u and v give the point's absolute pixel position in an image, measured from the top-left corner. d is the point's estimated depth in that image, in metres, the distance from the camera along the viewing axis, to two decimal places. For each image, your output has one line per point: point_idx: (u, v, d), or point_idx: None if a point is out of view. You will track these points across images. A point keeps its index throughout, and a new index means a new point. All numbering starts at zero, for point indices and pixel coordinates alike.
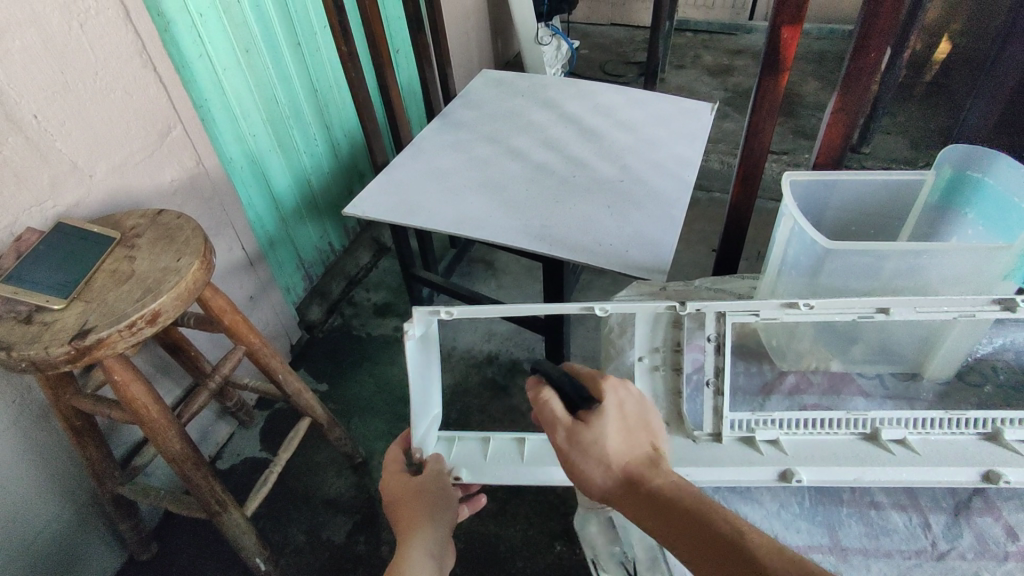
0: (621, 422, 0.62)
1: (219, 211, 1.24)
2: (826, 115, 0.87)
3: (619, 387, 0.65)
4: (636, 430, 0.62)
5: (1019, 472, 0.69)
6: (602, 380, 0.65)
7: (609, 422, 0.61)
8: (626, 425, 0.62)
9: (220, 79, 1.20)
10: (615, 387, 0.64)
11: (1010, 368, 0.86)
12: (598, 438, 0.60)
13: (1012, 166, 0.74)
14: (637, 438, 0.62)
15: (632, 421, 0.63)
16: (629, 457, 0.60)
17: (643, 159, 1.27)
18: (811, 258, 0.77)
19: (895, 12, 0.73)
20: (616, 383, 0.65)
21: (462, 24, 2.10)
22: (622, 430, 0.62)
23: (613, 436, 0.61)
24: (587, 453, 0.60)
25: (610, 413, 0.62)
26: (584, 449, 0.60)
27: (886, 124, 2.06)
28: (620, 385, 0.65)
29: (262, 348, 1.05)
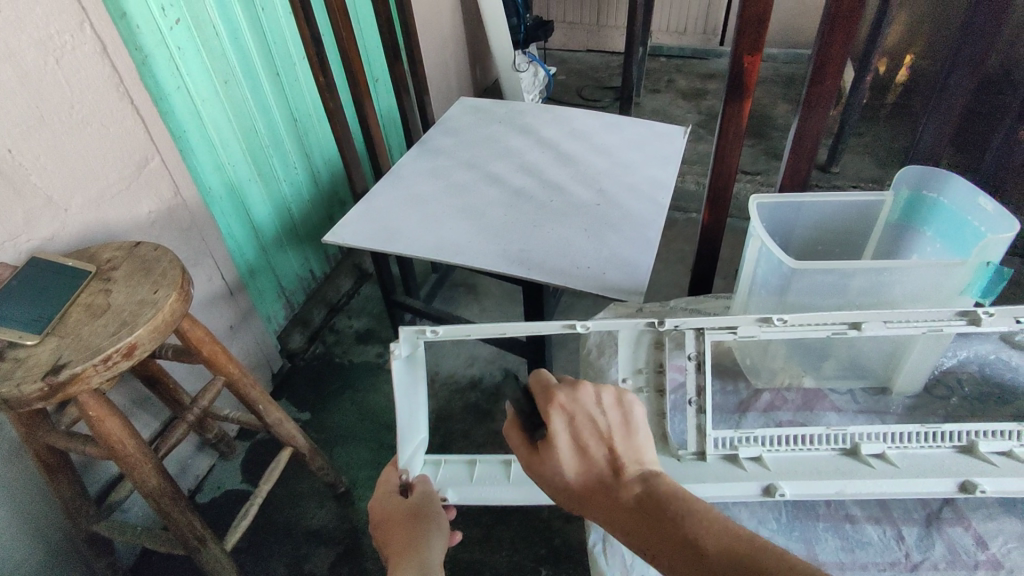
0: (577, 438, 0.60)
1: (197, 241, 1.24)
2: (790, 139, 0.91)
3: (567, 400, 0.61)
4: (593, 440, 0.60)
5: (996, 482, 0.70)
6: (548, 406, 0.60)
7: (559, 449, 0.59)
8: (580, 446, 0.60)
9: (198, 110, 1.20)
10: (561, 403, 0.60)
11: (974, 380, 0.89)
12: (554, 469, 0.60)
13: (964, 185, 0.78)
14: (596, 450, 0.59)
15: (586, 438, 0.60)
16: (591, 474, 0.59)
17: (618, 183, 1.30)
18: (779, 277, 0.79)
19: (847, 42, 0.77)
20: (562, 398, 0.61)
21: (441, 52, 2.14)
22: (578, 447, 0.60)
23: (569, 460, 0.59)
24: (551, 481, 0.60)
25: (558, 439, 0.59)
26: (547, 478, 0.61)
27: (853, 144, 2.13)
28: (566, 397, 0.61)
29: (242, 378, 1.04)
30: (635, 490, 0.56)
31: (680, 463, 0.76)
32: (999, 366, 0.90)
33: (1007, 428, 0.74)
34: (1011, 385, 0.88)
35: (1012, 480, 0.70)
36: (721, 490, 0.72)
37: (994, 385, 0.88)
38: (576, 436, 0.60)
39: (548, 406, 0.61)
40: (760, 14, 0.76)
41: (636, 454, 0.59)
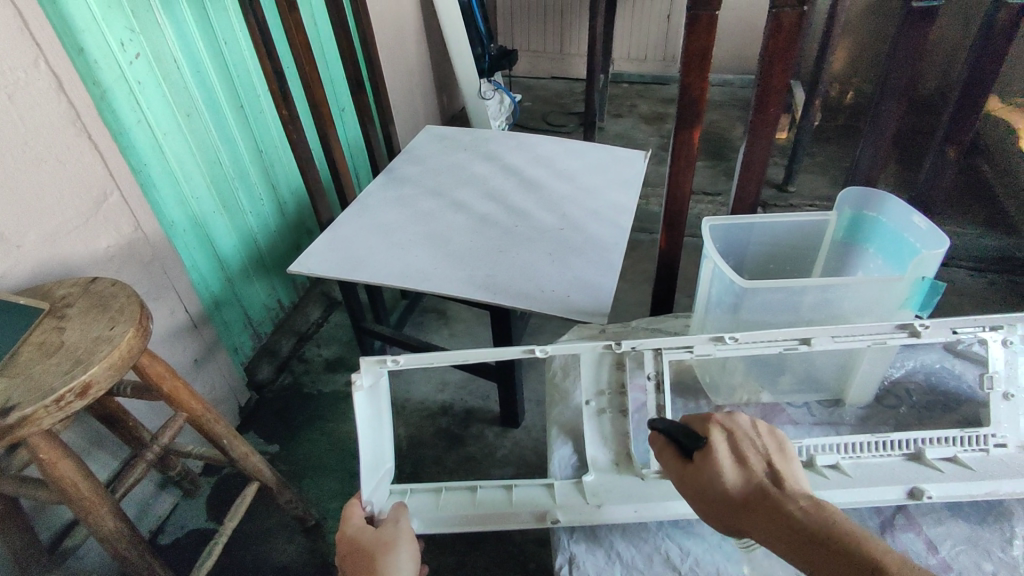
0: (736, 451, 0.61)
1: (159, 275, 1.23)
2: (739, 164, 0.95)
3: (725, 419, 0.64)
4: (752, 455, 0.60)
5: (941, 488, 0.73)
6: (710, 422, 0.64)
7: (718, 455, 0.60)
8: (740, 457, 0.60)
9: (159, 143, 1.20)
10: (720, 420, 0.64)
11: (922, 389, 0.93)
12: (711, 474, 0.60)
13: (900, 205, 0.83)
14: (755, 464, 0.60)
15: (744, 452, 0.61)
16: (749, 483, 0.58)
17: (581, 207, 1.33)
18: (732, 297, 0.82)
19: (785, 73, 0.81)
20: (720, 417, 0.64)
21: (407, 81, 2.17)
22: (736, 459, 0.60)
23: (728, 467, 0.60)
24: (708, 491, 0.60)
25: (717, 446, 0.61)
26: (702, 486, 0.60)
27: (808, 164, 2.21)
28: (725, 416, 0.64)
29: (204, 413, 1.01)
30: (801, 501, 0.55)
31: (644, 481, 0.77)
32: (945, 374, 0.94)
33: (952, 434, 0.77)
34: (955, 393, 0.92)
35: (954, 485, 0.73)
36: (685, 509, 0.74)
37: (940, 393, 0.92)
38: (735, 450, 0.61)
39: (706, 423, 0.64)
40: (704, 48, 0.81)
41: (795, 477, 0.59)
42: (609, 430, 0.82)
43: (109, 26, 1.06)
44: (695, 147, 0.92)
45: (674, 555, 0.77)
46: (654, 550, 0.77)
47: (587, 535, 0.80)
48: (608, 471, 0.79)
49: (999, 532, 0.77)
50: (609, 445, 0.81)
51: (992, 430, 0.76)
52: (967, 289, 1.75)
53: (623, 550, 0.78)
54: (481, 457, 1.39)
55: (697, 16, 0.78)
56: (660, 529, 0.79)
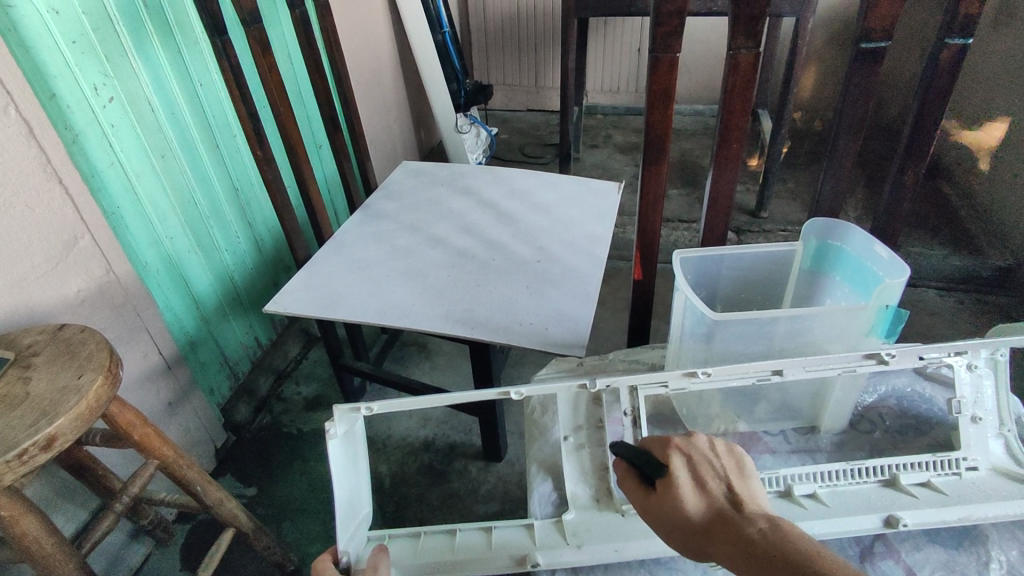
0: (695, 477, 0.62)
1: (131, 317, 1.21)
2: (707, 198, 0.97)
3: (682, 442, 0.65)
4: (711, 479, 0.61)
5: (915, 515, 0.74)
6: (669, 447, 0.64)
7: (679, 484, 0.61)
8: (700, 481, 0.61)
9: (133, 184, 1.19)
10: (678, 445, 0.65)
11: (894, 414, 0.95)
12: (674, 501, 0.60)
13: (862, 235, 0.86)
14: (714, 488, 0.60)
15: (703, 476, 0.61)
16: (709, 509, 0.59)
17: (557, 239, 1.34)
18: (704, 329, 0.83)
19: (744, 110, 0.84)
20: (678, 441, 0.65)
21: (384, 117, 2.20)
22: (696, 484, 0.61)
23: (689, 495, 0.60)
24: (670, 517, 0.60)
25: (677, 474, 0.62)
26: (665, 516, 0.60)
27: (779, 190, 2.27)
28: (683, 440, 0.65)
29: (177, 459, 0.99)
30: (760, 523, 0.56)
31: (624, 517, 0.78)
32: (916, 398, 0.97)
33: (926, 459, 0.79)
34: (926, 415, 0.94)
35: (930, 512, 0.74)
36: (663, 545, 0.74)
37: (912, 416, 0.94)
38: (695, 475, 0.62)
39: (666, 448, 0.65)
40: (666, 88, 0.84)
41: (752, 496, 0.60)
42: (588, 463, 0.83)
43: (83, 71, 1.06)
44: (662, 182, 0.94)
45: None
46: None
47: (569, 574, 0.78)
48: (588, 507, 0.79)
49: (976, 556, 0.78)
50: (589, 482, 0.82)
51: (963, 453, 0.78)
52: (938, 308, 1.80)
53: None
54: (465, 493, 1.37)
55: (659, 58, 0.81)
56: (641, 567, 0.78)
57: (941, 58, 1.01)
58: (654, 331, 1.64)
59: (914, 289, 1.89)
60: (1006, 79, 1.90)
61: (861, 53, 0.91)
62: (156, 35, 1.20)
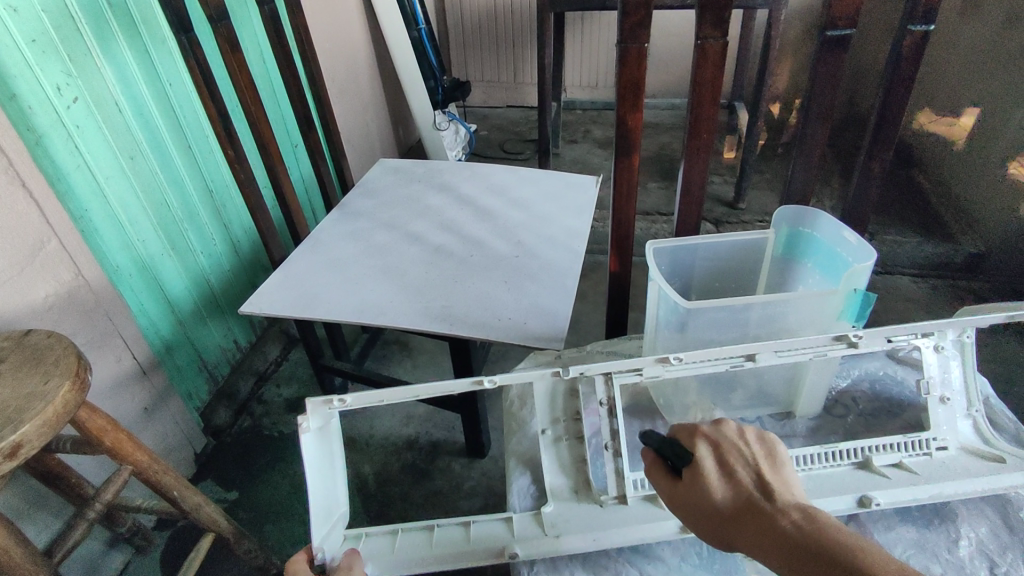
0: (723, 465, 0.62)
1: (103, 321, 1.18)
2: (680, 189, 0.97)
3: (711, 431, 0.65)
4: (739, 467, 0.61)
5: (887, 495, 0.75)
6: (697, 436, 0.64)
7: (705, 472, 0.61)
8: (728, 470, 0.61)
9: (101, 188, 1.17)
10: (706, 433, 0.65)
11: (867, 397, 0.97)
12: (700, 490, 0.60)
13: (831, 221, 0.88)
14: (743, 476, 0.60)
15: (731, 464, 0.61)
16: (737, 497, 0.59)
17: (535, 233, 1.34)
18: (678, 318, 0.84)
19: (713, 100, 0.85)
20: (706, 429, 0.65)
21: (361, 115, 2.18)
22: (724, 472, 0.61)
23: (716, 483, 0.60)
24: (696, 506, 0.60)
25: (704, 462, 0.62)
26: (692, 504, 0.61)
27: (757, 181, 2.29)
28: (711, 428, 0.65)
29: (152, 464, 0.97)
30: (788, 510, 0.56)
31: (602, 508, 0.77)
32: (888, 381, 0.98)
33: (897, 440, 0.80)
34: (898, 398, 0.96)
35: (902, 490, 0.75)
36: (642, 532, 0.74)
37: (885, 399, 0.96)
38: (723, 463, 0.62)
39: (693, 437, 0.65)
40: (636, 79, 0.84)
41: (783, 484, 0.59)
42: (567, 456, 0.83)
43: (45, 71, 1.04)
44: (635, 174, 0.95)
45: None
46: None
47: (547, 566, 0.78)
48: (567, 500, 0.79)
49: (946, 533, 0.80)
50: (568, 473, 0.82)
51: (933, 433, 0.80)
52: (912, 295, 1.83)
53: None
54: (448, 490, 1.37)
55: (627, 49, 0.82)
56: (619, 556, 0.79)
57: (903, 46, 1.03)
58: (635, 324, 1.64)
59: (889, 276, 1.92)
60: (975, 68, 1.93)
61: (827, 41, 0.92)
62: (121, 33, 1.17)
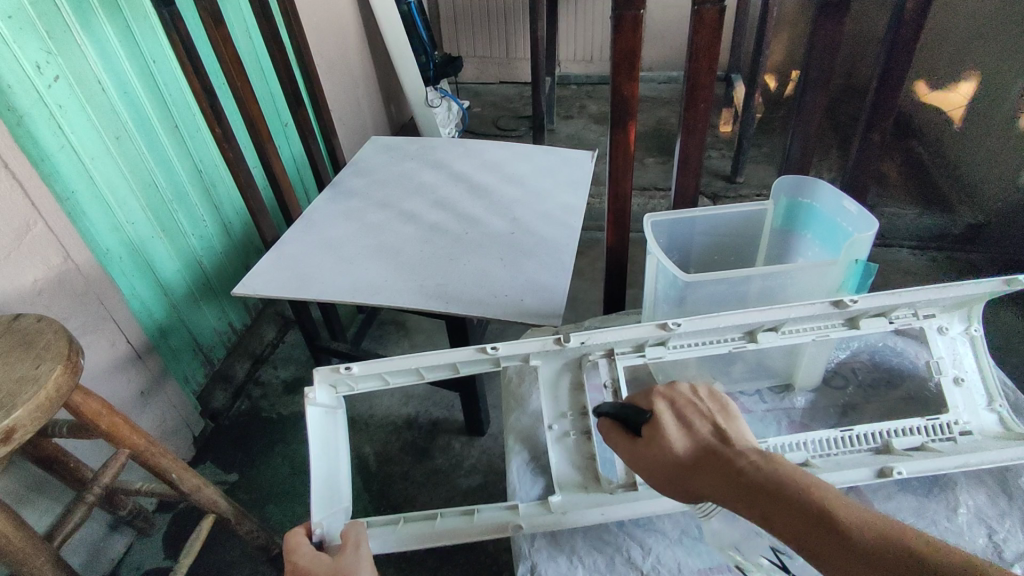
0: (682, 420, 0.62)
1: (96, 305, 1.17)
2: (677, 159, 0.95)
3: (667, 390, 0.66)
4: (697, 419, 0.62)
5: (911, 466, 0.71)
6: (651, 395, 0.65)
7: (664, 426, 0.61)
8: (685, 423, 0.61)
9: (87, 167, 1.15)
10: (663, 393, 0.66)
11: (866, 368, 0.98)
12: (662, 445, 0.60)
13: (831, 191, 0.87)
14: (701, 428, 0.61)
15: (688, 417, 0.62)
16: (700, 449, 0.59)
17: (531, 210, 1.32)
18: (677, 292, 0.83)
19: (711, 68, 0.83)
20: (662, 390, 0.66)
21: (352, 92, 2.14)
22: (683, 425, 0.61)
23: (675, 436, 0.60)
24: (659, 461, 0.60)
25: (661, 417, 0.62)
26: (652, 460, 0.61)
27: (754, 154, 2.27)
28: (667, 389, 0.66)
29: (150, 447, 0.96)
30: (748, 454, 0.55)
31: (612, 497, 0.74)
32: (888, 352, 0.99)
33: (917, 424, 0.78)
34: (897, 368, 0.97)
35: (924, 461, 0.72)
36: (651, 506, 0.72)
37: (883, 370, 0.97)
38: (682, 417, 0.62)
39: (649, 397, 0.66)
40: (631, 48, 0.82)
41: (740, 433, 0.60)
42: (576, 455, 0.77)
43: (23, 48, 1.01)
44: (631, 145, 0.93)
45: (636, 555, 0.77)
46: (616, 551, 0.77)
47: (548, 541, 0.78)
48: (575, 490, 0.75)
49: (945, 501, 0.81)
50: (577, 468, 0.77)
51: (954, 417, 0.77)
52: (911, 267, 1.82)
53: (585, 554, 0.77)
54: (448, 469, 1.37)
55: (622, 16, 0.79)
56: (620, 530, 0.79)
57: (905, 10, 1.00)
58: (633, 299, 1.64)
59: (888, 249, 1.91)
60: (977, 32, 1.89)
61: None
62: (101, 8, 1.14)
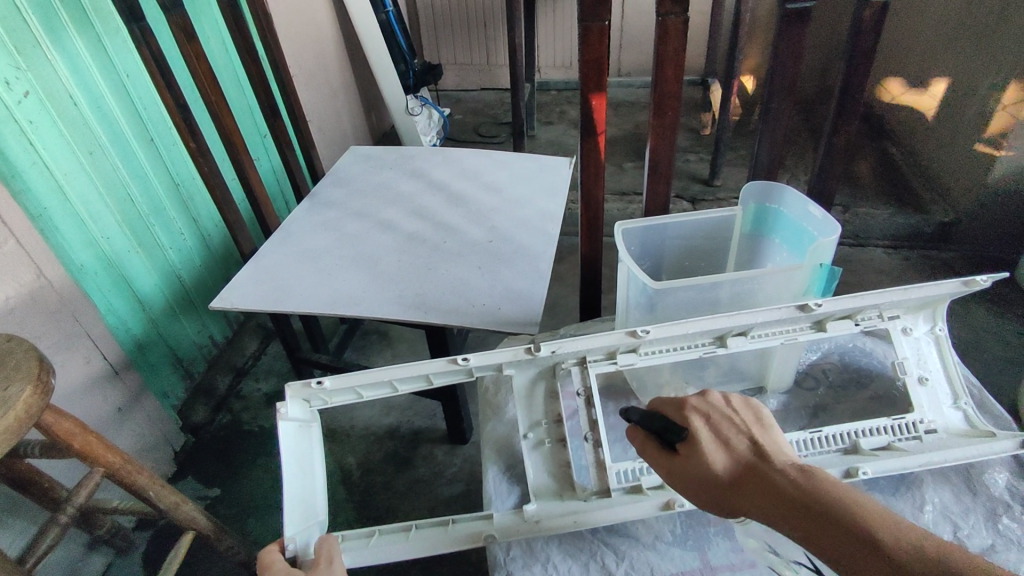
0: (719, 435, 0.62)
1: (70, 322, 1.16)
2: (647, 166, 0.96)
3: (699, 402, 0.65)
4: (733, 434, 0.61)
5: (876, 465, 0.73)
6: (685, 408, 0.64)
7: (703, 443, 0.61)
8: (723, 439, 0.61)
9: (60, 184, 1.14)
10: (695, 404, 0.65)
11: (836, 370, 1.00)
12: (702, 464, 0.60)
13: (797, 196, 0.88)
14: (739, 444, 0.60)
15: (725, 431, 0.62)
16: (740, 467, 0.59)
17: (508, 218, 1.33)
18: (647, 299, 0.84)
19: (677, 78, 0.85)
20: (694, 402, 0.65)
21: (332, 102, 2.14)
22: (720, 441, 0.61)
23: (713, 452, 0.60)
24: (699, 480, 0.60)
25: (699, 434, 0.62)
26: (692, 478, 0.60)
27: (731, 157, 2.30)
28: (699, 399, 0.65)
29: (125, 465, 0.95)
30: (790, 473, 0.56)
31: (585, 503, 0.74)
32: (857, 353, 1.01)
33: (884, 424, 0.79)
34: (866, 368, 0.99)
35: (890, 462, 0.73)
36: (625, 512, 0.73)
37: (853, 371, 0.99)
38: (718, 432, 0.62)
39: (682, 410, 0.65)
40: (598, 58, 0.83)
41: (776, 446, 0.60)
42: (550, 463, 0.78)
43: None
44: (602, 154, 0.94)
45: (610, 561, 0.78)
46: (591, 558, 0.78)
47: (524, 550, 0.79)
48: (550, 498, 0.76)
49: (912, 500, 0.82)
50: (552, 476, 0.77)
51: (919, 416, 0.79)
52: (885, 267, 1.85)
53: (560, 561, 0.78)
54: (431, 477, 1.37)
55: (589, 28, 0.80)
56: (594, 537, 0.79)
57: (863, 18, 1.01)
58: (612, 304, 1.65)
59: (863, 248, 1.94)
60: (945, 35, 1.93)
61: (787, 14, 0.93)
62: (72, 23, 1.13)
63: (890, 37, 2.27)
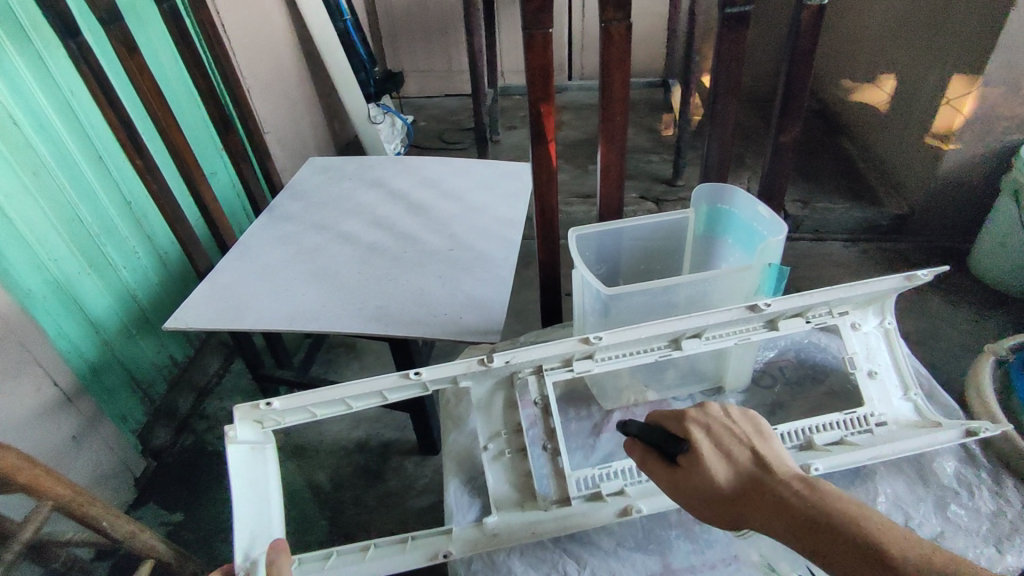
0: (720, 446, 0.62)
1: (16, 349, 1.11)
2: (600, 169, 0.96)
3: (699, 414, 0.65)
4: (734, 445, 0.62)
5: (827, 461, 0.74)
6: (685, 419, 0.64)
7: (705, 456, 0.61)
8: (726, 452, 0.62)
9: (3, 207, 1.09)
10: (695, 417, 0.65)
11: (793, 366, 1.02)
12: (706, 477, 0.60)
13: (747, 197, 0.90)
14: (740, 455, 0.62)
15: (727, 443, 0.62)
16: (743, 479, 0.60)
17: (469, 225, 1.33)
18: (602, 304, 0.84)
19: (623, 83, 0.85)
20: (693, 413, 0.65)
21: (291, 113, 2.11)
22: (721, 453, 0.62)
23: (717, 466, 0.61)
24: (702, 493, 0.61)
25: (702, 446, 0.62)
26: (694, 491, 0.61)
27: (692, 157, 2.33)
28: (698, 411, 0.66)
29: (76, 496, 0.91)
30: (794, 485, 0.58)
31: (545, 512, 0.74)
32: (813, 349, 1.04)
33: (836, 419, 0.80)
34: (821, 364, 1.02)
35: (841, 456, 0.74)
36: (583, 519, 0.73)
37: (808, 367, 1.01)
38: (719, 444, 0.62)
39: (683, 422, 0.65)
40: (544, 65, 0.83)
41: (776, 456, 0.62)
42: (509, 474, 0.77)
43: None
44: (554, 160, 0.94)
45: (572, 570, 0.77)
46: (553, 568, 0.78)
47: (486, 564, 0.79)
48: (509, 510, 0.75)
49: (867, 492, 0.84)
50: (512, 487, 0.76)
51: (870, 409, 0.80)
52: (844, 260, 1.90)
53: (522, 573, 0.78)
54: (401, 490, 1.35)
55: (533, 35, 0.80)
56: (556, 547, 0.79)
57: (802, 20, 1.04)
58: None
59: (822, 242, 1.98)
60: (890, 32, 1.98)
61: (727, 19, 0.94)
62: (8, 40, 1.09)
63: (841, 34, 2.32)
